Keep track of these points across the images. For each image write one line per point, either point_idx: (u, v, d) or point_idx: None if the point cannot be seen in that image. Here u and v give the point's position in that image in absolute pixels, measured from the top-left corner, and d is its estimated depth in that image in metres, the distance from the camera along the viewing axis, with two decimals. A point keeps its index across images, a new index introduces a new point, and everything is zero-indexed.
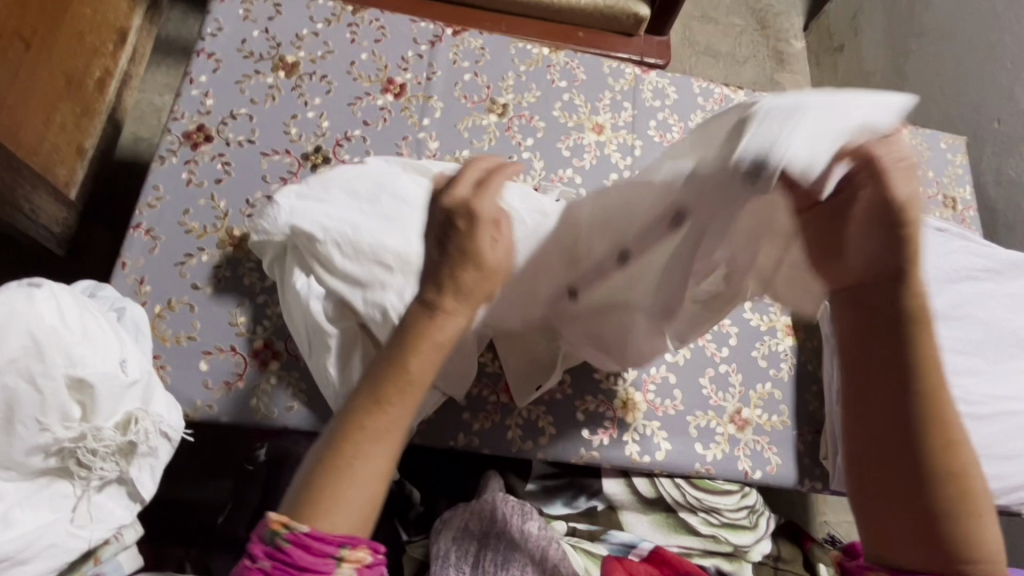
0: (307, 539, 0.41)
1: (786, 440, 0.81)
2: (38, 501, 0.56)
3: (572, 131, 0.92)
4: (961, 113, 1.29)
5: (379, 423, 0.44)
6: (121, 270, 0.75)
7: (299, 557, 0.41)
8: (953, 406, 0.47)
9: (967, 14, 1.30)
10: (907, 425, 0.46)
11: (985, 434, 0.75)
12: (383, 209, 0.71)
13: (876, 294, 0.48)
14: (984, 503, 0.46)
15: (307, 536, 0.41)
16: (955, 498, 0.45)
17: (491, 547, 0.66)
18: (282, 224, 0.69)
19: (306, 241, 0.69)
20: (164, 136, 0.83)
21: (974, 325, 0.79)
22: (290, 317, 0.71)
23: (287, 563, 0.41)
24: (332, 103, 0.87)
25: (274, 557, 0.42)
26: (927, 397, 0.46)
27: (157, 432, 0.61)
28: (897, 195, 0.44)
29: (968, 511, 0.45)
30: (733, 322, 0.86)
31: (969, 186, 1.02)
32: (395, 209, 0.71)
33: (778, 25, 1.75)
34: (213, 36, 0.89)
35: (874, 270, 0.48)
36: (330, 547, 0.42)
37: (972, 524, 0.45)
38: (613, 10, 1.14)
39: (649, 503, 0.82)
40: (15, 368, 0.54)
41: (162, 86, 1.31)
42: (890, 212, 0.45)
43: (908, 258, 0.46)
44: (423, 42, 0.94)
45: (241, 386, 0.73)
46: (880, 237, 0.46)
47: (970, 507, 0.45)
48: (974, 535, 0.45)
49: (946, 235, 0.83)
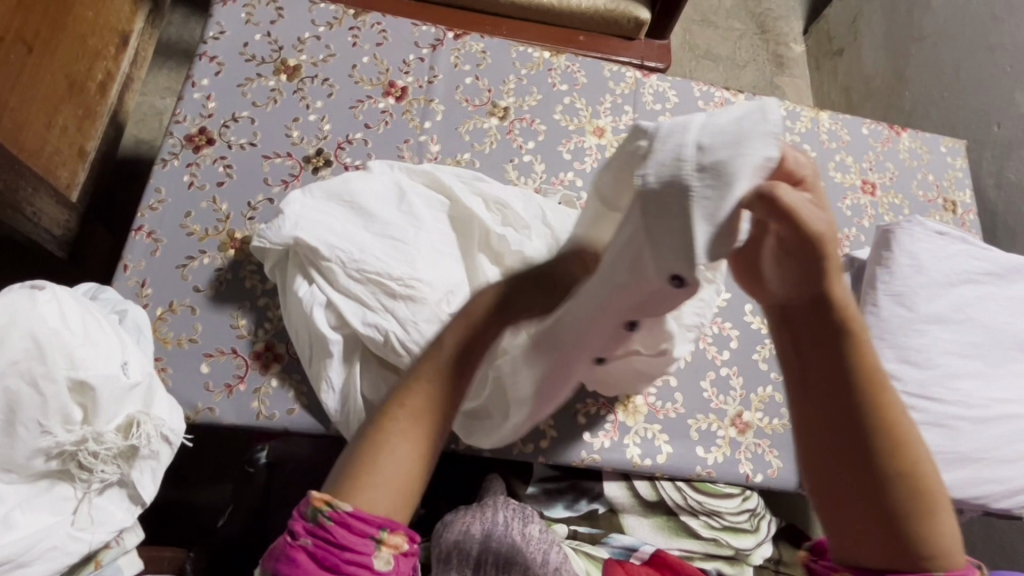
0: (348, 518, 0.48)
1: (787, 444, 0.81)
2: (39, 503, 0.56)
3: (573, 134, 0.92)
4: (961, 117, 1.30)
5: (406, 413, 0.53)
6: (123, 272, 0.76)
7: (341, 536, 0.48)
8: (897, 411, 0.50)
9: (967, 18, 1.31)
10: (853, 432, 0.49)
11: (986, 437, 0.75)
12: (387, 228, 0.72)
13: (807, 318, 0.52)
14: (938, 497, 0.49)
15: (349, 515, 0.48)
16: (907, 496, 0.48)
17: (493, 552, 0.66)
18: (286, 234, 0.70)
19: (309, 251, 0.70)
20: (166, 139, 0.83)
21: (974, 329, 0.79)
22: (291, 321, 0.72)
23: (329, 542, 0.48)
24: (333, 106, 0.87)
25: (316, 535, 0.48)
26: (869, 409, 0.50)
27: (159, 436, 0.60)
28: (809, 229, 0.48)
29: (920, 507, 0.48)
30: (733, 325, 0.86)
31: (969, 190, 1.02)
32: (399, 230, 0.72)
33: (778, 30, 1.76)
34: (215, 40, 0.89)
35: (801, 294, 0.52)
36: (370, 529, 0.48)
37: (929, 518, 0.48)
38: (613, 14, 1.14)
39: (650, 506, 0.81)
40: (16, 370, 0.55)
41: (164, 88, 1.32)
42: (805, 243, 0.49)
43: (828, 283, 0.51)
44: (424, 45, 0.94)
45: (242, 388, 0.72)
46: (799, 265, 0.51)
47: (924, 503, 0.48)
48: (931, 529, 0.48)
49: (946, 238, 0.82)
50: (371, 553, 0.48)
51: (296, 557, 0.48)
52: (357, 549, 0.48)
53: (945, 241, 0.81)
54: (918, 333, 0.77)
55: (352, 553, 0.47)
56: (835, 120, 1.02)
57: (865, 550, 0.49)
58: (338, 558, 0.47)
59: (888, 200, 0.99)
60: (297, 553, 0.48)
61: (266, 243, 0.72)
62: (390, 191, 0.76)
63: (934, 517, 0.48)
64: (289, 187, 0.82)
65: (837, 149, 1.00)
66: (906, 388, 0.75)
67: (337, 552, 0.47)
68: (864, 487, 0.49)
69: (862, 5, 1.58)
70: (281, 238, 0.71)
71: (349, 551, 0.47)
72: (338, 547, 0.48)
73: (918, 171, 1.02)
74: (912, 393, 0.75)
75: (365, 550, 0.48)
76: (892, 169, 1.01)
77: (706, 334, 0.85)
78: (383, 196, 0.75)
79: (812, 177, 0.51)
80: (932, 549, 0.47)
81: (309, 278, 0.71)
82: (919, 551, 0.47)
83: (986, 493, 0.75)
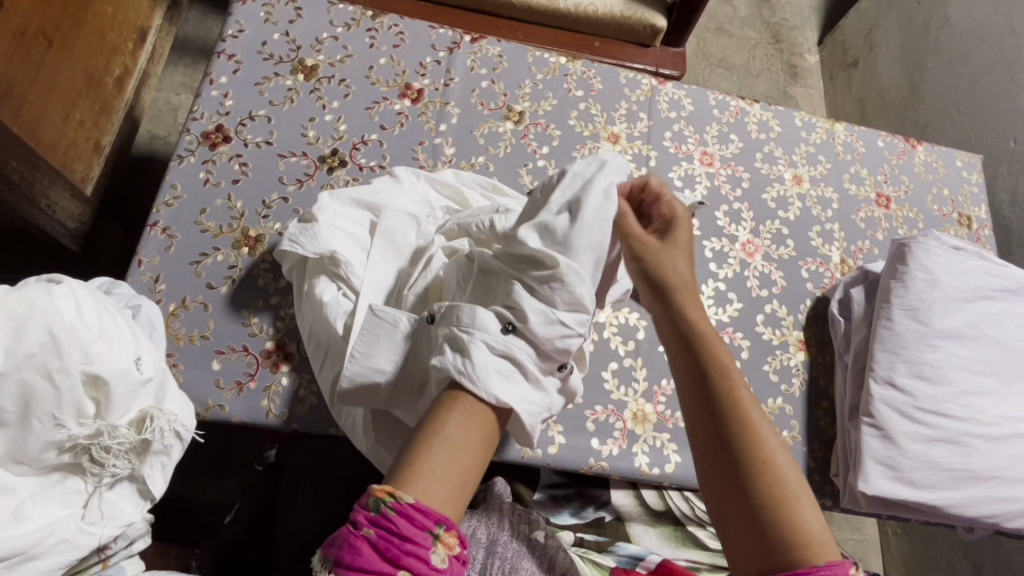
0: (411, 509, 0.44)
1: (797, 456, 0.81)
2: (50, 496, 0.56)
3: (588, 140, 0.92)
4: (976, 133, 1.29)
5: (453, 432, 0.51)
6: (137, 267, 0.76)
7: (403, 527, 0.44)
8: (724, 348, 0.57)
9: (984, 34, 1.30)
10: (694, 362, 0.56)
11: (997, 455, 0.75)
12: (398, 246, 0.73)
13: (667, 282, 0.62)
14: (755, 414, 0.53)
15: (412, 506, 0.44)
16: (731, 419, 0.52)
17: (498, 554, 0.63)
18: (326, 245, 0.71)
19: (344, 262, 0.71)
20: (183, 135, 0.83)
21: (990, 346, 0.78)
22: (307, 320, 0.72)
23: (391, 534, 0.44)
24: (350, 107, 0.88)
25: (377, 526, 0.44)
26: (705, 340, 0.57)
27: (171, 431, 0.61)
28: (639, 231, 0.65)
29: (764, 456, 0.51)
30: (745, 335, 0.85)
31: (984, 206, 1.02)
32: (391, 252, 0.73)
33: (792, 39, 1.75)
34: (234, 38, 0.90)
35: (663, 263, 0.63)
36: (428, 522, 0.45)
37: (748, 433, 0.52)
38: (629, 21, 1.14)
39: (657, 515, 0.83)
40: (32, 362, 0.53)
41: (179, 85, 1.33)
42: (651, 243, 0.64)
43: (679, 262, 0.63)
44: (441, 48, 0.94)
45: (253, 386, 0.73)
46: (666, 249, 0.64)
47: (745, 424, 0.52)
48: (750, 444, 0.51)
49: (963, 253, 0.81)
50: (431, 549, 0.44)
51: (358, 549, 0.43)
52: (418, 542, 0.43)
53: (962, 256, 0.80)
54: (932, 348, 0.76)
55: (412, 546, 0.43)
56: (851, 132, 1.02)
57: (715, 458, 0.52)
58: (399, 550, 0.43)
59: (902, 213, 0.98)
60: (357, 546, 0.43)
61: (299, 248, 0.71)
62: (419, 205, 0.78)
63: (778, 467, 0.50)
64: (305, 186, 0.83)
65: (851, 161, 1.00)
66: (919, 404, 0.75)
67: (398, 543, 0.43)
68: (700, 403, 0.54)
69: (878, 17, 1.58)
70: (318, 246, 0.71)
71: (410, 542, 0.43)
72: (398, 538, 0.43)
73: (933, 185, 1.01)
74: (926, 408, 0.75)
75: (427, 545, 0.44)
76: (908, 182, 1.00)
77: None
78: (409, 211, 0.77)
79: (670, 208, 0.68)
80: (756, 457, 0.51)
81: (336, 283, 0.72)
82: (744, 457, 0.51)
83: (1000, 511, 0.74)
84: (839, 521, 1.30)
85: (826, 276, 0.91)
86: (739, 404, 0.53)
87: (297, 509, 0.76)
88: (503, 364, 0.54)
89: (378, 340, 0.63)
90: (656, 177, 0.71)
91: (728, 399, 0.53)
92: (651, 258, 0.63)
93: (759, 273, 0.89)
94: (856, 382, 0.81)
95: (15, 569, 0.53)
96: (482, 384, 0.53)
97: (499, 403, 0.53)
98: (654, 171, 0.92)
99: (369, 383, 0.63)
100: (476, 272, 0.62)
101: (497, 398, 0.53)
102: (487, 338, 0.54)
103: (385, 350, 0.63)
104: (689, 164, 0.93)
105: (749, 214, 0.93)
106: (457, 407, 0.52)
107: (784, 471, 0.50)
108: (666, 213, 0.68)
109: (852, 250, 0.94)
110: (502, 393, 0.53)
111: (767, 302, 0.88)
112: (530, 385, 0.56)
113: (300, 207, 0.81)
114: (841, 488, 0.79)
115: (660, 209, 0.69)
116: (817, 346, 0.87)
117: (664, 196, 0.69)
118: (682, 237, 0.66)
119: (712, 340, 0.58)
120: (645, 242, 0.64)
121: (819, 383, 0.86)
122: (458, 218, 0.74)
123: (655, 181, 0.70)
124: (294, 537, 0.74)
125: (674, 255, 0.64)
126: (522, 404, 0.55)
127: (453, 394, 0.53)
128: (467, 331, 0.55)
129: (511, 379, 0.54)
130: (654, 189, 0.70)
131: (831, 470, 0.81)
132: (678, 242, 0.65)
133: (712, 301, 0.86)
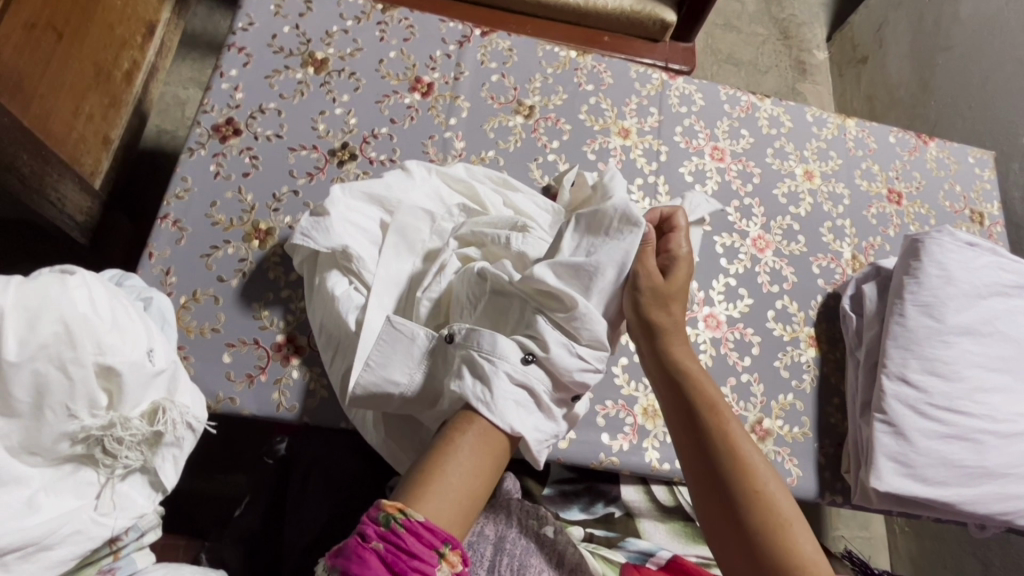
0: (421, 527, 0.46)
1: (807, 453, 0.81)
2: (62, 487, 0.56)
3: (598, 134, 0.91)
4: (988, 128, 1.28)
5: (464, 454, 0.52)
6: (148, 260, 0.76)
7: (411, 544, 0.45)
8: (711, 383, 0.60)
9: (996, 30, 1.29)
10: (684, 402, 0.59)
11: (1010, 452, 0.74)
12: (412, 244, 0.73)
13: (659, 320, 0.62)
14: (745, 445, 0.56)
15: (421, 524, 0.46)
16: (725, 454, 0.55)
17: (507, 552, 0.63)
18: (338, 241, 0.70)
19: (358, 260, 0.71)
20: (193, 128, 0.83)
21: (1004, 342, 0.78)
22: (317, 314, 0.72)
23: (399, 548, 0.45)
24: (360, 101, 0.88)
25: (386, 540, 0.45)
26: (693, 379, 0.60)
27: (183, 423, 0.61)
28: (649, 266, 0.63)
29: (761, 496, 0.53)
30: (755, 331, 0.85)
31: (996, 202, 1.01)
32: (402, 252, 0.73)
33: (801, 35, 1.74)
34: (244, 31, 0.90)
35: (661, 301, 0.62)
36: (436, 540, 0.46)
37: (740, 464, 0.55)
38: (639, 15, 1.13)
39: (667, 511, 0.83)
40: (45, 353, 0.53)
41: (187, 79, 1.33)
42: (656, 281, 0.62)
43: (672, 305, 0.63)
44: (451, 42, 0.94)
45: (264, 379, 0.73)
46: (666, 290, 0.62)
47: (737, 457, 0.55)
48: (744, 474, 0.54)
49: (977, 249, 0.81)
50: (436, 566, 0.45)
51: (366, 562, 0.44)
52: (425, 559, 0.45)
53: (976, 252, 0.80)
54: (945, 344, 0.76)
55: (419, 562, 0.44)
56: (862, 128, 1.01)
57: (713, 495, 0.55)
58: (406, 565, 0.44)
59: (913, 209, 0.97)
60: (364, 558, 0.44)
61: (312, 244, 0.71)
62: (430, 201, 0.78)
63: (774, 503, 0.53)
64: (315, 180, 0.82)
65: (862, 157, 0.99)
66: (933, 401, 0.74)
67: (406, 559, 0.44)
68: (694, 443, 0.57)
69: (888, 13, 1.57)
70: (330, 240, 0.71)
71: (418, 559, 0.44)
72: (406, 553, 0.45)
73: (945, 181, 1.01)
74: (938, 405, 0.74)
75: (433, 563, 0.45)
76: (919, 179, 1.00)
77: (727, 339, 0.84)
78: (421, 206, 0.77)
79: (679, 247, 0.67)
80: (751, 489, 0.54)
81: (347, 277, 0.72)
82: (738, 490, 0.54)
83: (1012, 509, 0.74)
84: (846, 519, 1.30)
85: (838, 272, 0.91)
86: (733, 446, 0.56)
87: (307, 500, 0.76)
88: (520, 394, 0.55)
89: (394, 352, 0.63)
90: (682, 212, 0.70)
91: (720, 436, 0.56)
92: (649, 297, 0.62)
93: (770, 268, 0.89)
94: (867, 378, 0.81)
95: (27, 559, 0.53)
96: (498, 412, 0.54)
97: (514, 432, 0.54)
98: (664, 166, 0.92)
99: (385, 384, 0.62)
100: (489, 290, 0.62)
101: (513, 428, 0.54)
102: (508, 366, 0.55)
103: (400, 363, 0.63)
104: (699, 159, 0.93)
105: (760, 210, 0.92)
106: (470, 429, 0.53)
107: (779, 504, 0.53)
108: (673, 250, 0.67)
109: (864, 246, 0.93)
110: (517, 422, 0.54)
111: (778, 297, 0.88)
112: (545, 415, 0.57)
113: (311, 200, 0.81)
114: (852, 485, 0.78)
115: (668, 243, 0.67)
116: (828, 342, 0.87)
117: (678, 232, 0.68)
118: (685, 277, 0.65)
119: (699, 379, 0.60)
120: (652, 277, 0.62)
121: (830, 379, 0.85)
122: (475, 223, 0.73)
123: (680, 216, 0.69)
124: (301, 535, 0.73)
125: (674, 298, 0.63)
126: (534, 433, 0.55)
127: (469, 415, 0.54)
128: (488, 358, 0.55)
129: (526, 409, 0.55)
130: (672, 224, 0.69)
131: (841, 467, 0.80)
132: (683, 282, 0.64)
133: (723, 296, 0.86)
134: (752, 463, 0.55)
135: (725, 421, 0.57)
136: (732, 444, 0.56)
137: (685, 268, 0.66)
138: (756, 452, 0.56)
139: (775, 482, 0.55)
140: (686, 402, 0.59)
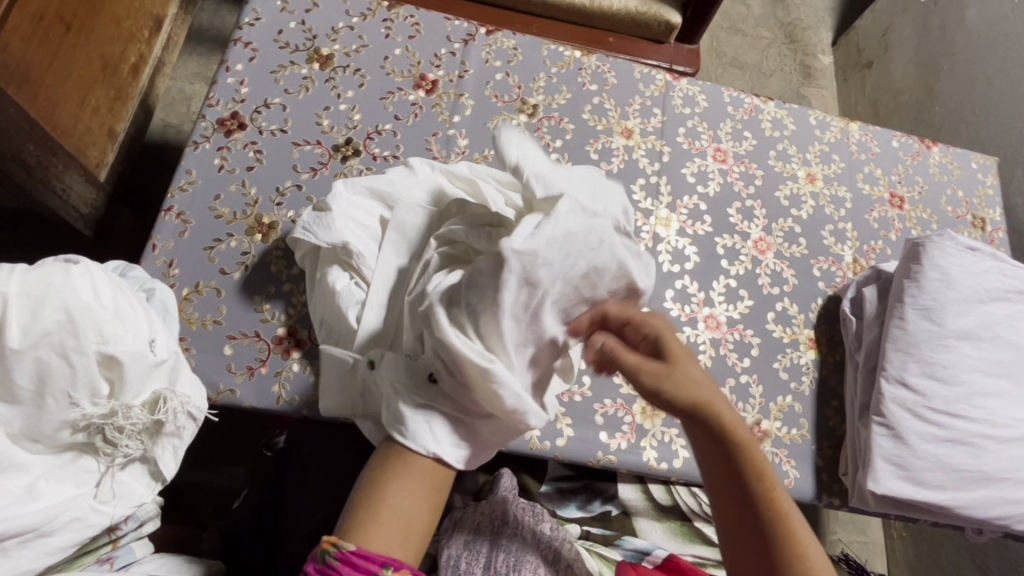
0: (352, 557, 0.50)
1: (805, 454, 0.81)
2: (62, 475, 0.56)
3: (601, 134, 0.92)
4: (992, 135, 1.28)
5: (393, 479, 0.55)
6: (151, 251, 0.76)
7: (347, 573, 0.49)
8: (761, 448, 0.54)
9: (1001, 37, 1.30)
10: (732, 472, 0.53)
11: (1008, 456, 0.74)
12: (409, 241, 0.73)
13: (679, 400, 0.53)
14: (792, 511, 0.52)
15: (352, 553, 0.50)
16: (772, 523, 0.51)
17: (503, 548, 0.63)
18: (335, 236, 0.71)
19: (351, 254, 0.72)
20: (198, 121, 0.84)
21: (1003, 347, 0.78)
22: (318, 308, 0.73)
23: None
24: (364, 97, 0.88)
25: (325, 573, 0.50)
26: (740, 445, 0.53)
27: (184, 413, 0.62)
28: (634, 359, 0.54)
29: (803, 561, 0.50)
30: (754, 332, 0.85)
31: (999, 208, 1.01)
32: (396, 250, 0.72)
33: (806, 40, 1.75)
34: (251, 26, 0.90)
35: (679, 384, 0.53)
36: (373, 565, 0.50)
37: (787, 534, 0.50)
38: (645, 16, 1.14)
39: (665, 510, 0.84)
40: (48, 342, 0.53)
41: (193, 74, 1.34)
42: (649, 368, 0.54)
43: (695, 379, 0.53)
44: (456, 40, 0.94)
45: (264, 372, 0.73)
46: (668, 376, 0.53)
47: (783, 527, 0.50)
48: (791, 542, 0.50)
49: (977, 253, 0.81)
50: None
51: None
52: None
53: (977, 256, 0.80)
54: (945, 348, 0.76)
55: None
56: (865, 131, 1.01)
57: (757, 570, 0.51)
58: None
59: (915, 214, 0.97)
60: None
61: (312, 237, 0.72)
62: (432, 198, 0.77)
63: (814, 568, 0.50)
64: (318, 175, 0.83)
65: (865, 161, 0.99)
66: (931, 404, 0.74)
67: None
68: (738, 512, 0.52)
69: (893, 18, 1.57)
70: (331, 236, 0.71)
71: None
72: None
73: (947, 186, 1.01)
74: (937, 408, 0.74)
75: None
76: (922, 183, 1.00)
77: (727, 340, 0.84)
78: (422, 202, 0.76)
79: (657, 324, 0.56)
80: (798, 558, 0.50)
81: (348, 272, 0.72)
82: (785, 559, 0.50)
83: (1009, 513, 0.74)
84: (844, 523, 1.30)
85: (838, 275, 0.91)
86: (781, 514, 0.51)
87: (304, 493, 0.76)
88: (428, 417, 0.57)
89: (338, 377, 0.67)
90: (612, 302, 0.56)
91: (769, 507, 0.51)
92: (662, 385, 0.53)
93: (771, 270, 0.89)
94: (866, 382, 0.81)
95: (27, 545, 0.53)
96: (412, 438, 0.57)
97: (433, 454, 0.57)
98: (667, 166, 0.92)
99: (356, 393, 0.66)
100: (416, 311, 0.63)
101: (428, 449, 0.57)
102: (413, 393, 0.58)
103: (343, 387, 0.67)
104: (702, 161, 0.93)
105: (761, 212, 0.92)
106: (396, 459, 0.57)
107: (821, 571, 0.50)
108: (650, 332, 0.55)
109: (865, 249, 0.93)
110: (432, 444, 0.57)
111: (778, 299, 0.88)
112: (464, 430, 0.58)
113: (313, 195, 0.82)
114: (849, 487, 0.78)
115: (639, 328, 0.56)
116: (828, 345, 0.87)
117: (646, 314, 0.56)
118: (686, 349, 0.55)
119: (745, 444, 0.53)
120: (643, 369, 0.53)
121: (828, 382, 0.85)
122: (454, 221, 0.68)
123: (613, 308, 0.56)
124: (299, 525, 0.74)
125: (688, 372, 0.54)
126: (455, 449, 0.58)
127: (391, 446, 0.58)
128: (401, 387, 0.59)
129: (441, 429, 0.57)
130: (618, 317, 0.56)
131: (839, 469, 0.81)
132: (687, 357, 0.55)
133: (723, 297, 0.86)
134: (798, 531, 0.51)
135: (774, 486, 0.52)
136: (786, 523, 0.51)
137: (676, 341, 0.55)
138: (800, 517, 0.52)
139: (819, 547, 0.51)
140: (732, 472, 0.53)
